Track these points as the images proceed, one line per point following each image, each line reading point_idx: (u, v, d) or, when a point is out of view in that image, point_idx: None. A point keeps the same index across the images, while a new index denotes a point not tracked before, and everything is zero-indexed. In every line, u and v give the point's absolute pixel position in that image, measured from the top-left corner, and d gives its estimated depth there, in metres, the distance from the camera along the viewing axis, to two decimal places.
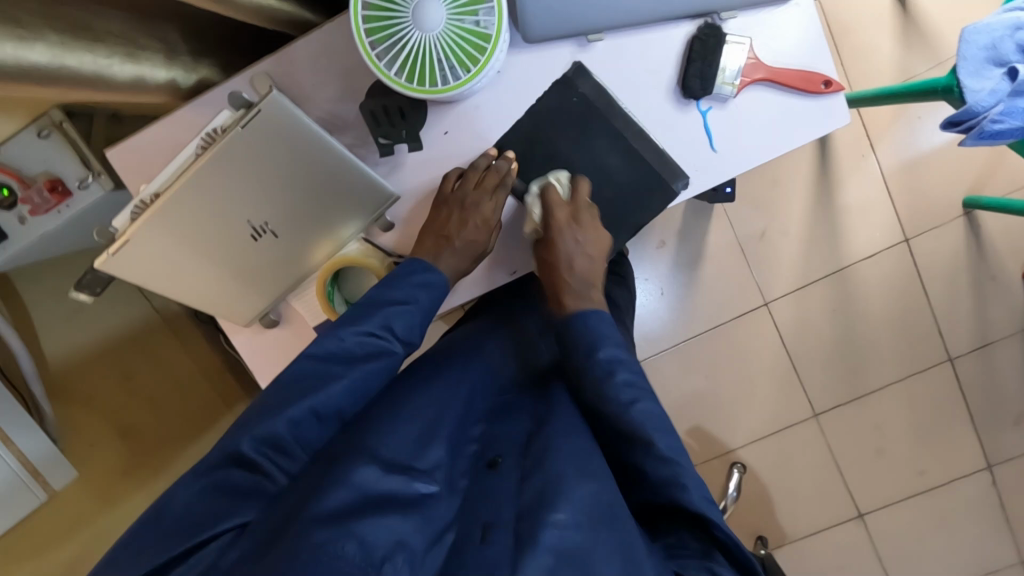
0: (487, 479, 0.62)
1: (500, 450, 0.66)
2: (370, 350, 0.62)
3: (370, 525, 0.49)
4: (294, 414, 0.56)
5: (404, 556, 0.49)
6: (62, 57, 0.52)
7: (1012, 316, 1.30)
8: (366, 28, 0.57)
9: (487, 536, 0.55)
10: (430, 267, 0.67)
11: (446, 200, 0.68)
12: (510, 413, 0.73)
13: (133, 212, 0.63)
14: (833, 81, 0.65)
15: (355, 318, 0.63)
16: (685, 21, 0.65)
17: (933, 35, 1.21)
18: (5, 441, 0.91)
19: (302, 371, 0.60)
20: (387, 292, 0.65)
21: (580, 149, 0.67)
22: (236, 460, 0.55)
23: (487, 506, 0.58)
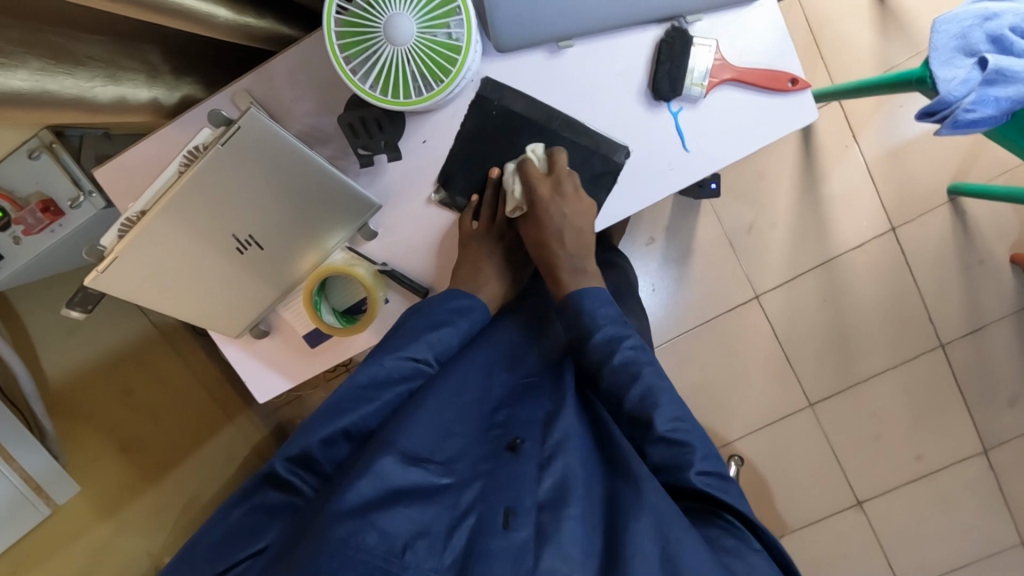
0: (511, 463, 0.64)
1: (523, 433, 0.68)
2: (410, 372, 0.67)
3: (390, 516, 0.54)
4: (327, 434, 0.62)
5: (424, 543, 0.54)
6: (44, 82, 0.53)
7: (1002, 299, 1.31)
8: (340, 44, 0.58)
9: (509, 521, 0.57)
10: (470, 295, 0.72)
11: (472, 237, 0.72)
12: (530, 398, 0.75)
13: (120, 230, 0.64)
14: (799, 79, 0.66)
15: (396, 347, 0.67)
16: (652, 25, 0.67)
17: (910, 25, 1.23)
18: (9, 460, 0.93)
19: (346, 396, 0.65)
20: (426, 318, 0.69)
21: (515, 151, 0.70)
22: (270, 479, 0.62)
23: (507, 491, 0.60)
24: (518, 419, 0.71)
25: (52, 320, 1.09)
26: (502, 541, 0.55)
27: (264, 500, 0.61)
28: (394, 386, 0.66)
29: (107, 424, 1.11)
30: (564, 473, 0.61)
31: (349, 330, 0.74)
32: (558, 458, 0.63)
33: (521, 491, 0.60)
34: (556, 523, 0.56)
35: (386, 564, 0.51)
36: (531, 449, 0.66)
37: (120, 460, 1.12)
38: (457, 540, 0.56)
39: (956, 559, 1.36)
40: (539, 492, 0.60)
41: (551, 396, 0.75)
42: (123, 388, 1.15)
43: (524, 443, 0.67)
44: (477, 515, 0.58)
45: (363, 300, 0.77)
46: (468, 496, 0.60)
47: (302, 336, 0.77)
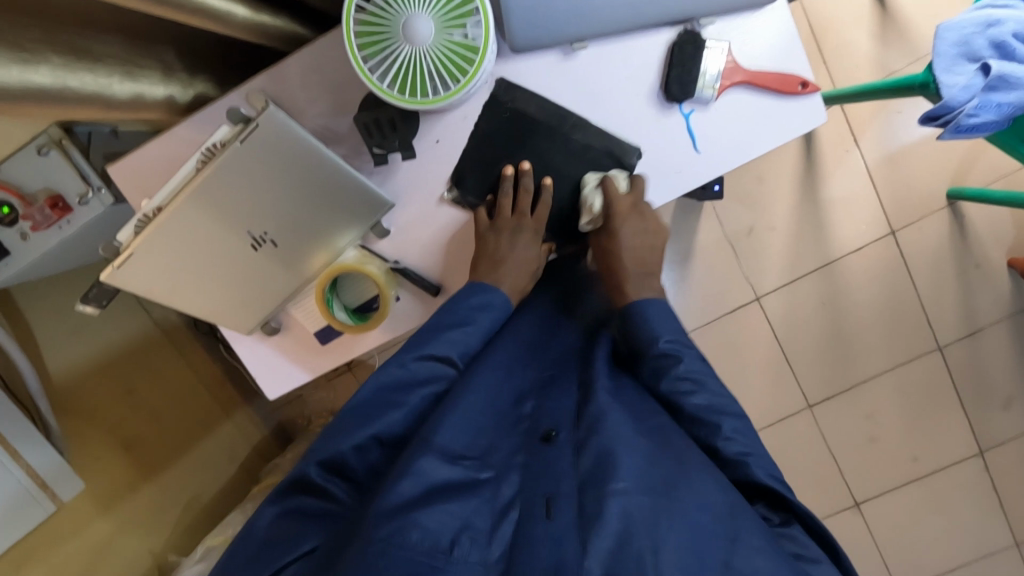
0: (545, 453, 0.65)
1: (554, 422, 0.69)
2: (435, 373, 0.68)
3: (429, 513, 0.55)
4: (359, 440, 0.63)
5: (468, 536, 0.56)
6: (64, 78, 0.54)
7: (999, 303, 1.33)
8: (358, 44, 0.59)
9: (550, 510, 0.59)
10: (490, 288, 0.71)
11: (487, 230, 0.72)
12: (557, 386, 0.76)
13: (136, 227, 0.64)
14: (809, 82, 0.67)
15: (419, 344, 0.69)
16: (665, 28, 0.68)
17: (911, 32, 1.24)
18: (15, 457, 0.92)
19: (371, 395, 0.66)
20: (448, 316, 0.70)
21: (528, 150, 0.70)
22: (304, 487, 0.63)
23: (546, 480, 0.62)
24: (547, 409, 0.72)
25: (59, 317, 1.08)
26: (544, 528, 0.57)
27: (301, 504, 0.62)
28: (420, 387, 0.67)
29: (109, 422, 1.11)
30: (600, 453, 0.62)
31: (362, 328, 0.75)
32: (592, 442, 0.63)
33: (558, 478, 0.62)
34: (597, 505, 0.57)
35: (432, 559, 0.53)
36: (566, 438, 0.67)
37: (125, 456, 1.13)
38: (504, 529, 0.59)
39: (950, 561, 1.37)
40: (576, 475, 0.62)
41: (578, 383, 0.76)
42: (127, 386, 1.16)
43: (558, 434, 0.67)
44: (520, 506, 0.61)
45: (374, 299, 0.77)
46: (507, 490, 0.62)
47: (313, 333, 0.77)
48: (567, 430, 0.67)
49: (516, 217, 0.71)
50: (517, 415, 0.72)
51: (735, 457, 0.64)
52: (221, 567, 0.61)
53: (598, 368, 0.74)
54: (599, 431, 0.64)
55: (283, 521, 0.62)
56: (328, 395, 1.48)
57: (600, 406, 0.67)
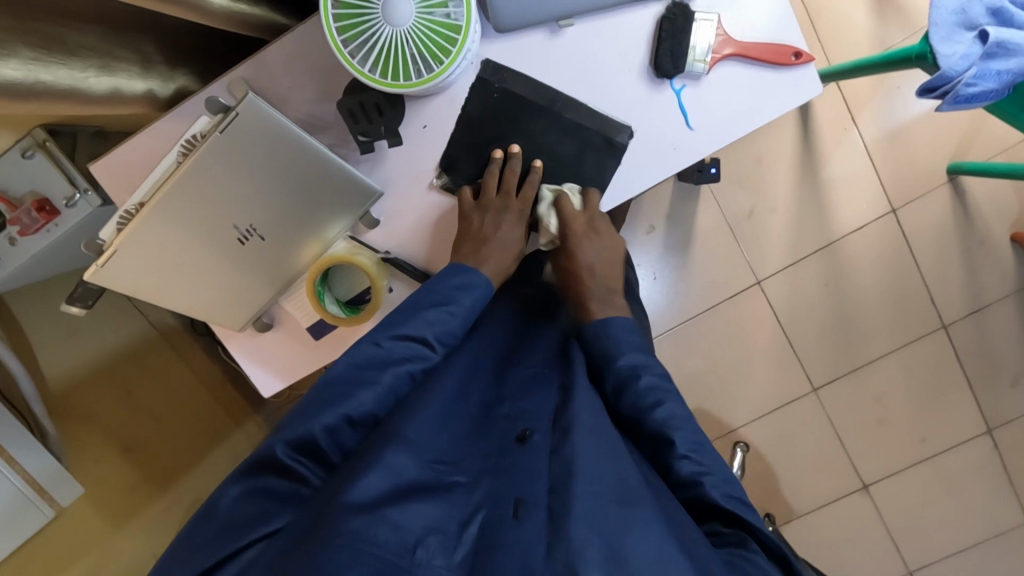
0: (517, 454, 0.63)
1: (530, 424, 0.66)
2: (410, 354, 0.65)
3: (402, 511, 0.53)
4: (327, 421, 0.61)
5: (437, 539, 0.53)
6: (36, 71, 0.52)
7: (1004, 279, 1.31)
8: (337, 26, 0.57)
9: (519, 512, 0.55)
10: (472, 269, 0.69)
11: (472, 210, 0.70)
12: (537, 387, 0.73)
13: (119, 223, 0.63)
14: (803, 53, 0.66)
15: (393, 323, 0.66)
16: (653, 2, 0.66)
17: (906, 5, 1.22)
18: (11, 462, 0.91)
19: (344, 373, 0.64)
20: (428, 294, 0.67)
21: (516, 132, 0.69)
22: (274, 467, 0.60)
23: (518, 481, 0.59)
24: (524, 410, 0.69)
25: (53, 322, 1.08)
26: (514, 533, 0.54)
27: (265, 484, 0.59)
28: (396, 367, 0.64)
29: (103, 425, 1.11)
30: (572, 449, 0.58)
31: (355, 320, 0.73)
32: (574, 431, 0.60)
33: (532, 479, 0.58)
34: (565, 506, 0.54)
35: (398, 560, 0.49)
36: (541, 438, 0.64)
37: (121, 462, 1.11)
38: (469, 532, 0.55)
39: (961, 541, 1.36)
40: (547, 476, 0.58)
41: (559, 386, 0.72)
42: (122, 390, 1.14)
43: (534, 434, 0.64)
44: (487, 510, 0.57)
45: (366, 290, 0.75)
46: (479, 493, 0.59)
47: (306, 328, 0.76)
48: (542, 432, 0.64)
49: (502, 198, 0.69)
50: (494, 418, 0.70)
51: (690, 476, 0.62)
52: (182, 542, 0.58)
53: (579, 367, 0.72)
54: (575, 432, 0.60)
55: (250, 501, 0.58)
56: None
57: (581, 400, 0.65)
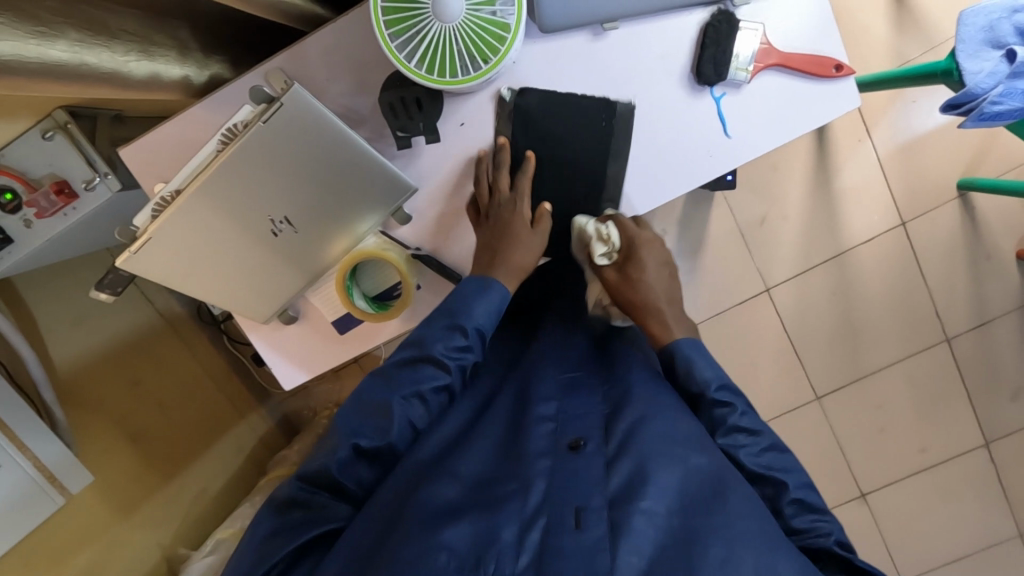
0: (572, 462, 0.60)
1: (578, 430, 0.64)
2: (423, 381, 0.64)
3: (452, 532, 0.55)
4: (341, 455, 0.61)
5: (494, 550, 0.54)
6: (81, 54, 0.52)
7: (1009, 294, 1.32)
8: (385, 21, 0.57)
9: (580, 520, 0.54)
10: (490, 281, 0.67)
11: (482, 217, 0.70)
12: (575, 390, 0.70)
13: (153, 211, 0.62)
14: (844, 65, 0.66)
15: (404, 349, 0.66)
16: (697, 9, 0.66)
17: (927, 19, 1.23)
18: (21, 449, 0.88)
19: (357, 411, 0.64)
20: (440, 321, 0.66)
21: (541, 135, 0.69)
22: (294, 503, 0.61)
23: (575, 490, 0.57)
24: (569, 414, 0.66)
25: (61, 309, 1.07)
26: (573, 541, 0.53)
27: (291, 520, 0.60)
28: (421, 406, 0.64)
29: (114, 413, 1.10)
30: (638, 466, 0.57)
31: (384, 316, 0.73)
32: (627, 456, 0.59)
33: (588, 490, 0.57)
34: (628, 519, 0.54)
35: None
36: (596, 449, 0.61)
37: (130, 449, 1.11)
38: (530, 539, 0.55)
39: (958, 550, 1.38)
40: (608, 489, 0.57)
41: (603, 392, 0.70)
42: (132, 377, 1.13)
43: (587, 443, 0.62)
44: (547, 515, 0.56)
45: (395, 286, 0.75)
46: (534, 496, 0.57)
47: (331, 322, 0.76)
48: (597, 441, 0.62)
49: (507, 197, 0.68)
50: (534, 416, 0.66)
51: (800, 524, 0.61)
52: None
53: (630, 379, 0.70)
54: (637, 439, 0.60)
55: (275, 536, 0.59)
56: (334, 385, 1.49)
57: (635, 414, 0.63)
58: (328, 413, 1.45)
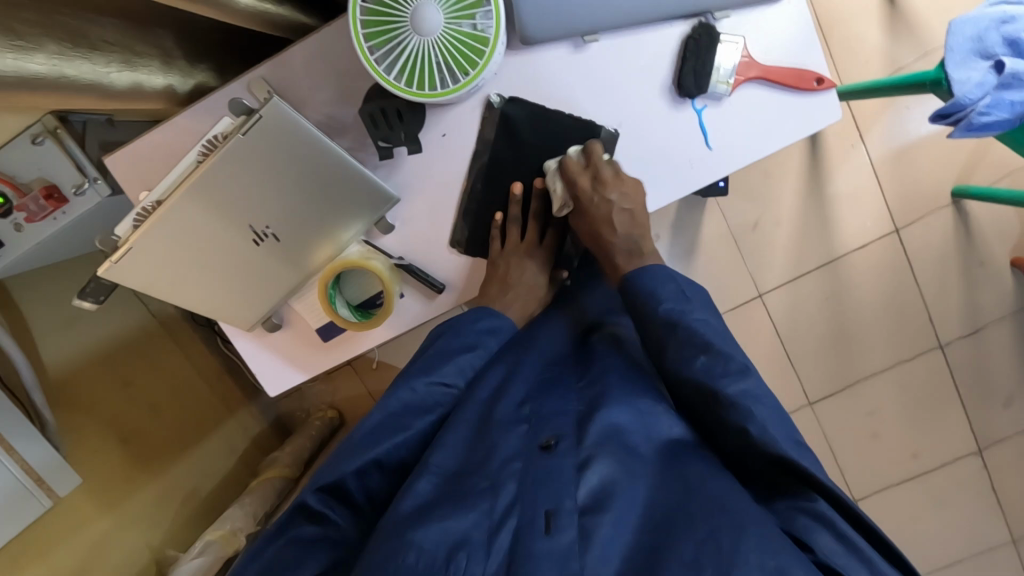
0: (543, 461, 0.61)
1: (554, 429, 0.64)
2: (444, 399, 0.67)
3: (425, 532, 0.54)
4: (359, 465, 0.61)
5: (467, 552, 0.55)
6: (60, 67, 0.52)
7: (1001, 301, 1.32)
8: (364, 33, 0.57)
9: (551, 525, 0.56)
10: (501, 315, 0.73)
11: (497, 256, 0.73)
12: (554, 389, 0.70)
13: (135, 221, 0.63)
14: (825, 79, 0.66)
15: (422, 369, 0.67)
16: (679, 21, 0.66)
17: (920, 27, 1.22)
18: (9, 451, 0.89)
19: (379, 422, 0.64)
20: (457, 338, 0.70)
21: (517, 144, 0.69)
22: (305, 514, 0.60)
23: (547, 491, 0.58)
24: (545, 413, 0.66)
25: (53, 311, 1.06)
26: (545, 545, 0.54)
27: (300, 533, 0.59)
28: (427, 414, 0.66)
29: (104, 415, 1.10)
30: (607, 477, 0.58)
31: (367, 325, 0.73)
32: (600, 461, 0.60)
33: (561, 491, 0.58)
34: (596, 526, 0.55)
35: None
36: (568, 448, 0.62)
37: (121, 451, 1.12)
38: (501, 541, 0.56)
39: (949, 556, 1.38)
40: (578, 495, 0.58)
41: (580, 390, 0.70)
42: (122, 379, 1.14)
43: (559, 442, 0.62)
44: (518, 515, 0.57)
45: (378, 294, 0.75)
46: (505, 496, 0.58)
47: (315, 329, 0.76)
48: (569, 439, 0.62)
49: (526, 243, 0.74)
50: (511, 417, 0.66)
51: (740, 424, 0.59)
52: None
53: (600, 377, 0.70)
54: (604, 442, 0.61)
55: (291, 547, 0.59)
56: (326, 386, 1.49)
57: (611, 420, 0.63)
58: (322, 415, 1.47)
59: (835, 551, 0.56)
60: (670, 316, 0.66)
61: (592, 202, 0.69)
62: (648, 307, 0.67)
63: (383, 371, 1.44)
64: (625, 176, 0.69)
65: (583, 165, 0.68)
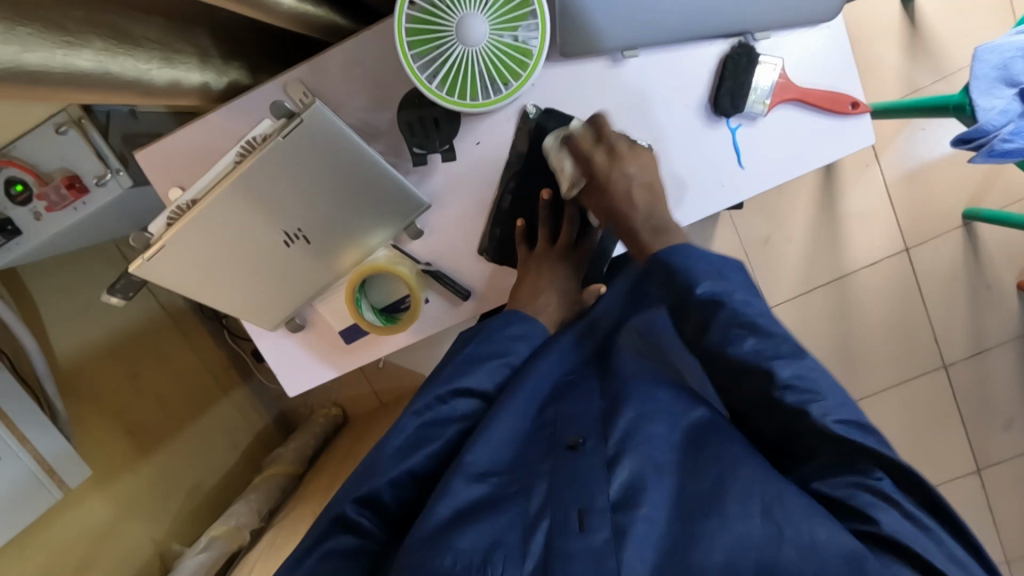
0: (570, 461, 0.57)
1: (579, 427, 0.60)
2: (471, 409, 0.65)
3: (464, 536, 0.53)
4: (391, 477, 0.60)
5: (501, 554, 0.52)
6: (106, 64, 0.52)
7: (1007, 325, 1.33)
8: (409, 41, 0.57)
9: (585, 522, 0.52)
10: (530, 319, 0.70)
11: (528, 261, 0.73)
12: (576, 390, 0.67)
13: (168, 219, 0.63)
14: (860, 103, 0.67)
15: (441, 381, 0.66)
16: (718, 40, 0.66)
17: (940, 49, 1.23)
18: (22, 441, 0.87)
19: (411, 435, 0.62)
20: (484, 346, 0.68)
21: (544, 152, 0.69)
22: (342, 523, 0.59)
23: (577, 490, 0.54)
24: (569, 412, 0.63)
25: (64, 300, 1.06)
26: (579, 543, 0.51)
27: (336, 544, 0.58)
28: (453, 423, 0.64)
29: (112, 405, 1.10)
30: (634, 468, 0.53)
31: (392, 329, 0.73)
32: (628, 456, 0.54)
33: (591, 488, 0.53)
34: (631, 521, 0.50)
35: None
36: (593, 445, 0.57)
37: (126, 442, 1.11)
38: (534, 545, 0.53)
39: None
40: (610, 491, 0.53)
41: (602, 384, 0.67)
42: (130, 368, 1.14)
43: (585, 439, 0.58)
44: (550, 517, 0.53)
45: (403, 299, 0.75)
46: (536, 498, 0.55)
47: (339, 332, 0.76)
48: (596, 437, 0.58)
49: (557, 250, 0.73)
50: (537, 423, 0.64)
51: (796, 406, 0.51)
52: None
53: (621, 373, 0.65)
54: (627, 432, 0.56)
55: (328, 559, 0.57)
56: (331, 385, 1.49)
57: (633, 412, 0.58)
58: (324, 412, 1.47)
59: (907, 531, 0.47)
60: (707, 303, 0.56)
61: (625, 143, 0.65)
62: (687, 287, 0.57)
63: (390, 371, 1.44)
64: (624, 149, 0.65)
65: (595, 140, 0.65)
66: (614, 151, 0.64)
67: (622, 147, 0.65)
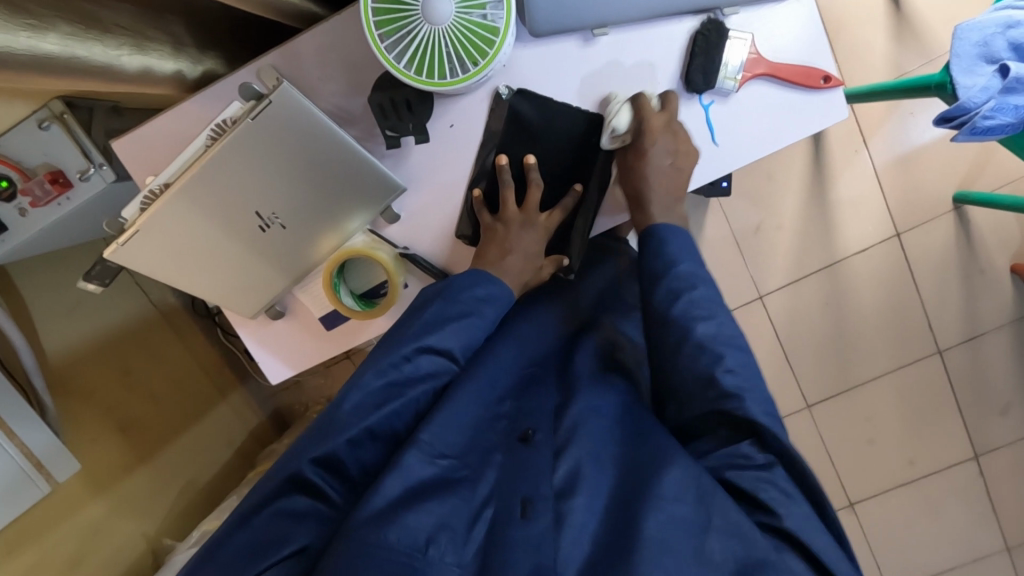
0: (521, 454, 0.64)
1: (533, 423, 0.68)
2: (437, 368, 0.66)
3: (414, 514, 0.54)
4: (352, 434, 0.60)
5: (447, 537, 0.55)
6: (73, 48, 0.52)
7: (1000, 309, 1.33)
8: (375, 22, 0.57)
9: (527, 511, 0.58)
10: (494, 279, 0.69)
11: (491, 224, 0.71)
12: (534, 387, 0.75)
13: (143, 204, 0.64)
14: (832, 77, 0.67)
15: (403, 339, 0.65)
16: (688, 17, 0.67)
17: (924, 31, 1.23)
18: (10, 436, 0.87)
19: (373, 387, 0.63)
20: (450, 307, 0.67)
21: (513, 126, 0.69)
22: (297, 484, 0.60)
23: (525, 480, 0.61)
24: (525, 409, 0.71)
25: (53, 296, 1.06)
26: (521, 530, 0.57)
27: (293, 505, 0.59)
28: (421, 382, 0.65)
29: (102, 402, 1.10)
30: (576, 465, 0.62)
31: (370, 314, 0.73)
32: (573, 452, 0.64)
33: (537, 480, 0.61)
34: (570, 511, 0.59)
35: (411, 560, 0.52)
36: (544, 439, 0.66)
37: (119, 439, 1.11)
38: (479, 530, 0.58)
39: (943, 563, 1.38)
40: (553, 481, 0.61)
41: (557, 385, 0.75)
42: (122, 365, 1.14)
43: (536, 434, 0.66)
44: (495, 507, 0.60)
45: (383, 284, 0.75)
46: (483, 488, 0.61)
47: (318, 318, 0.76)
48: (545, 432, 0.67)
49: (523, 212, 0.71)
50: (497, 412, 0.70)
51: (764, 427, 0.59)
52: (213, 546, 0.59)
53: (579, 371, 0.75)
54: (576, 438, 0.65)
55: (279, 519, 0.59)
56: (325, 380, 1.49)
57: (579, 413, 0.68)
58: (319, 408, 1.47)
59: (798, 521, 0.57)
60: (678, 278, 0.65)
61: (655, 146, 0.66)
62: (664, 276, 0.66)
63: None
64: (679, 129, 0.67)
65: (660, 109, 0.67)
66: (672, 125, 0.66)
67: (656, 124, 0.66)
